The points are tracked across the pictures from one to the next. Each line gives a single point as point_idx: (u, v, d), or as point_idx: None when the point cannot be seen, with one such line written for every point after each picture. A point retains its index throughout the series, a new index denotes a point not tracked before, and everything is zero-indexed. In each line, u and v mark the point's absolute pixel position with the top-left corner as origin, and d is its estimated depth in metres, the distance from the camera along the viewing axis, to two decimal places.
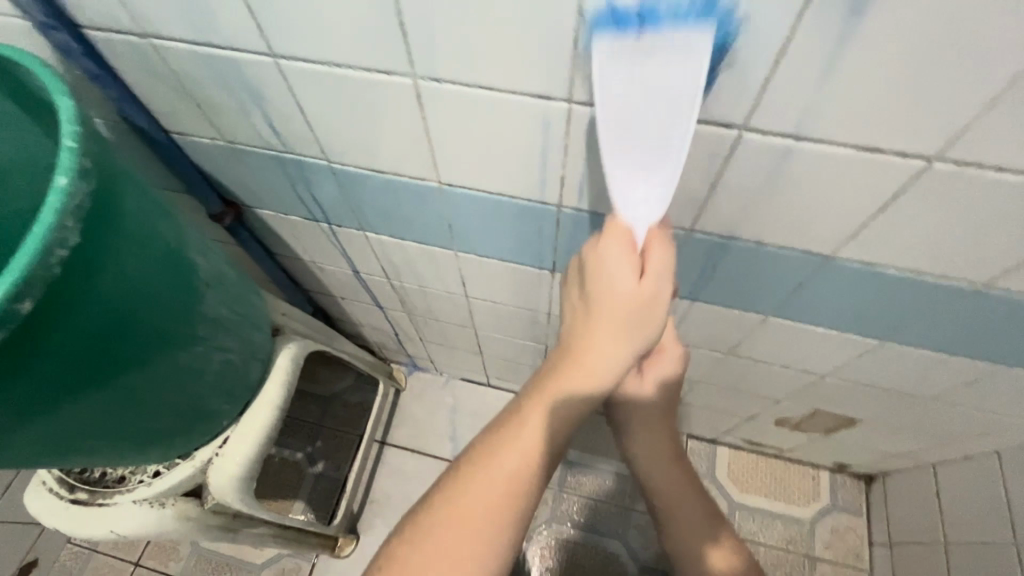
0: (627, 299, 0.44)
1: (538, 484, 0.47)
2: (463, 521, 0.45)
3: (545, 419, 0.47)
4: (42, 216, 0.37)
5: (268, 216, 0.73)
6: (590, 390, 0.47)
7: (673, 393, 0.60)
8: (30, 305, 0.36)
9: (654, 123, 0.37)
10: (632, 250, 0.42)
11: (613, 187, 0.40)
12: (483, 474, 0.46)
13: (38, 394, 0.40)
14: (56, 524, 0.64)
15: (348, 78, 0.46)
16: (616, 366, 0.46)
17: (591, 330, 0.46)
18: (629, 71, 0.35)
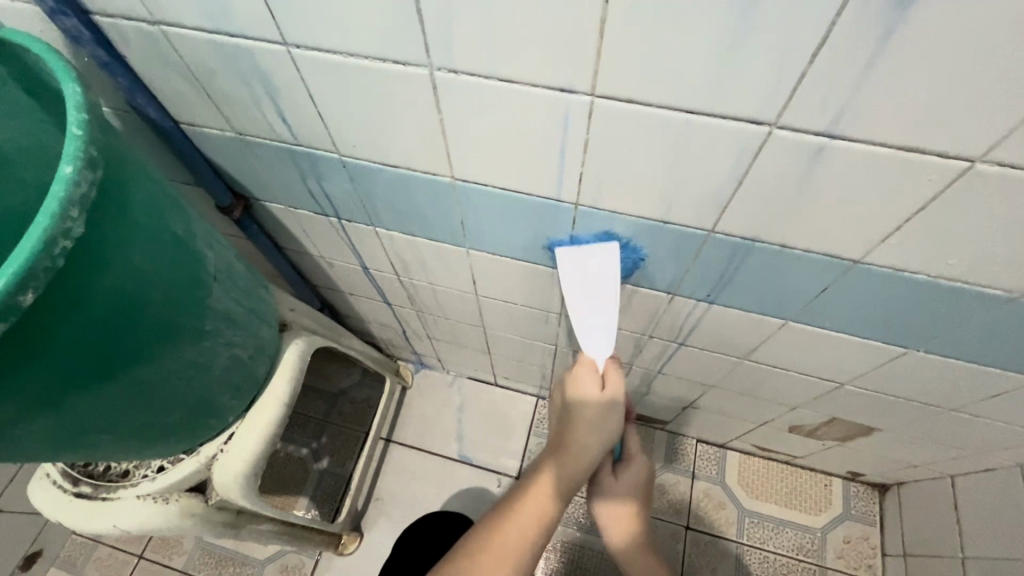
0: (594, 405, 0.59)
1: (533, 549, 0.59)
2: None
3: (537, 499, 0.60)
4: (46, 204, 0.36)
5: (277, 210, 0.72)
6: (575, 475, 0.60)
7: (649, 489, 0.67)
8: (33, 296, 0.34)
9: (597, 294, 0.59)
10: (594, 375, 0.60)
11: (582, 338, 0.61)
12: (489, 543, 0.58)
13: (40, 387, 0.39)
14: (60, 517, 0.63)
15: (362, 69, 0.44)
16: (591, 453, 0.60)
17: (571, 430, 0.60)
18: (575, 267, 0.58)
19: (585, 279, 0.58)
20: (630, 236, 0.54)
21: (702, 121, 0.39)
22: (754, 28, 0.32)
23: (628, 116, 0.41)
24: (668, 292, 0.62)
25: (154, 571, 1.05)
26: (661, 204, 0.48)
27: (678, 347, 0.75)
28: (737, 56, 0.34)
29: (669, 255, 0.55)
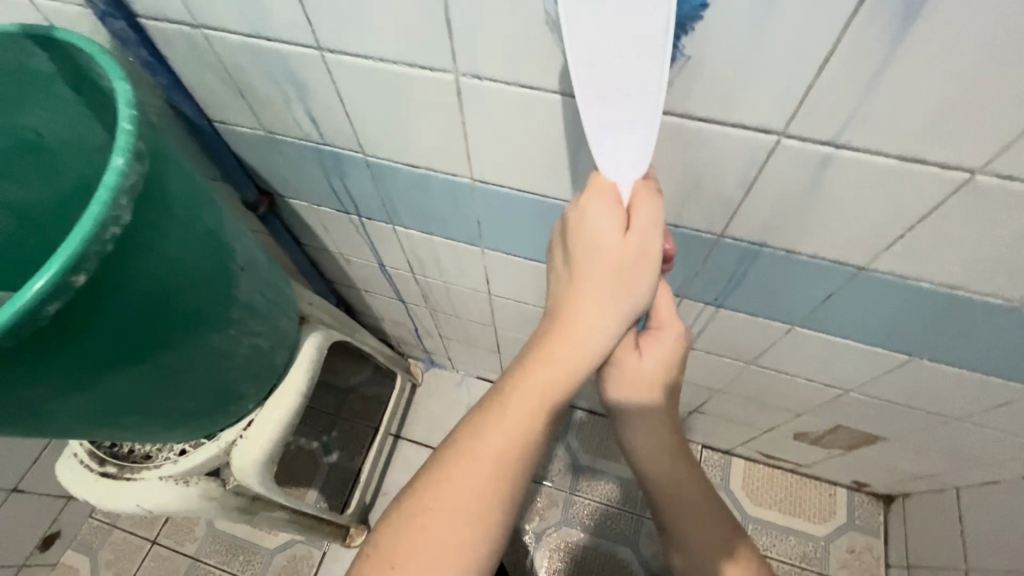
0: (614, 251, 0.40)
1: (526, 463, 0.44)
2: (449, 501, 0.42)
3: (535, 395, 0.43)
4: (99, 193, 0.38)
5: (300, 207, 0.75)
6: (583, 355, 0.43)
7: (681, 369, 0.50)
8: (84, 278, 0.37)
9: (626, 56, 0.34)
10: (618, 204, 0.40)
11: (594, 145, 0.39)
12: (468, 456, 0.43)
13: (85, 367, 0.42)
14: (86, 495, 0.66)
15: (390, 73, 0.47)
16: (603, 337, 0.43)
17: (580, 292, 0.42)
18: (596, 5, 0.32)
19: (610, 19, 0.33)
20: None
21: (714, 129, 0.41)
22: (764, 41, 0.34)
23: None
24: (677, 295, 0.63)
25: (166, 557, 1.07)
26: (672, 207, 0.50)
27: (685, 350, 0.76)
28: (748, 67, 0.36)
29: (680, 257, 0.57)
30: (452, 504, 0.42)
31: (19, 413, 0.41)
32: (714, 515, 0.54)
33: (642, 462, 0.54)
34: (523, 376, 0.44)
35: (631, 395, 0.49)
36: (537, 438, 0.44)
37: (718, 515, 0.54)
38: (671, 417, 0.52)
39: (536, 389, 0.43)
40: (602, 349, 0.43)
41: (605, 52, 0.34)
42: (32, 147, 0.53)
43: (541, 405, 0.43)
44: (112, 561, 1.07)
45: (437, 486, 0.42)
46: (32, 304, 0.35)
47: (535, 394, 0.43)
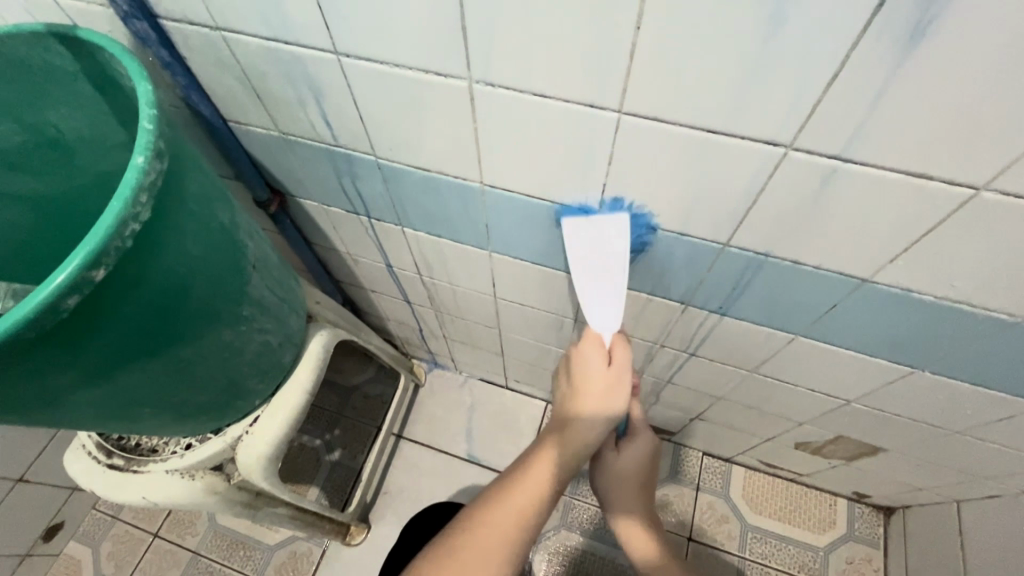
0: (601, 377, 0.57)
1: (531, 531, 0.55)
2: (472, 555, 0.52)
3: (546, 473, 0.56)
4: (120, 190, 0.39)
5: (311, 207, 0.76)
6: (580, 442, 0.57)
7: (652, 464, 0.66)
8: (103, 273, 0.38)
9: (602, 266, 0.56)
10: (603, 354, 0.57)
11: (588, 310, 0.58)
12: (493, 516, 0.54)
13: (99, 360, 0.43)
14: (94, 486, 0.67)
15: (405, 78, 0.48)
16: (601, 425, 0.57)
17: (580, 399, 0.57)
18: (583, 236, 0.56)
19: (592, 247, 0.56)
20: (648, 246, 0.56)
21: (723, 139, 0.41)
22: (774, 56, 0.35)
23: (652, 133, 0.43)
24: (681, 302, 0.64)
25: (167, 550, 1.08)
26: (679, 216, 0.51)
27: (689, 357, 0.76)
28: (758, 82, 0.37)
29: (685, 265, 0.57)
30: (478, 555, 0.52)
31: (33, 403, 0.42)
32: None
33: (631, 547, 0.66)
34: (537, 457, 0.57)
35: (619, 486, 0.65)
36: (546, 504, 0.56)
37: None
38: (648, 507, 0.66)
39: (545, 472, 0.56)
40: (596, 438, 0.57)
41: (590, 262, 0.56)
42: (53, 144, 0.55)
43: (551, 479, 0.55)
44: (114, 553, 1.08)
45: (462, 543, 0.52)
46: (52, 298, 0.36)
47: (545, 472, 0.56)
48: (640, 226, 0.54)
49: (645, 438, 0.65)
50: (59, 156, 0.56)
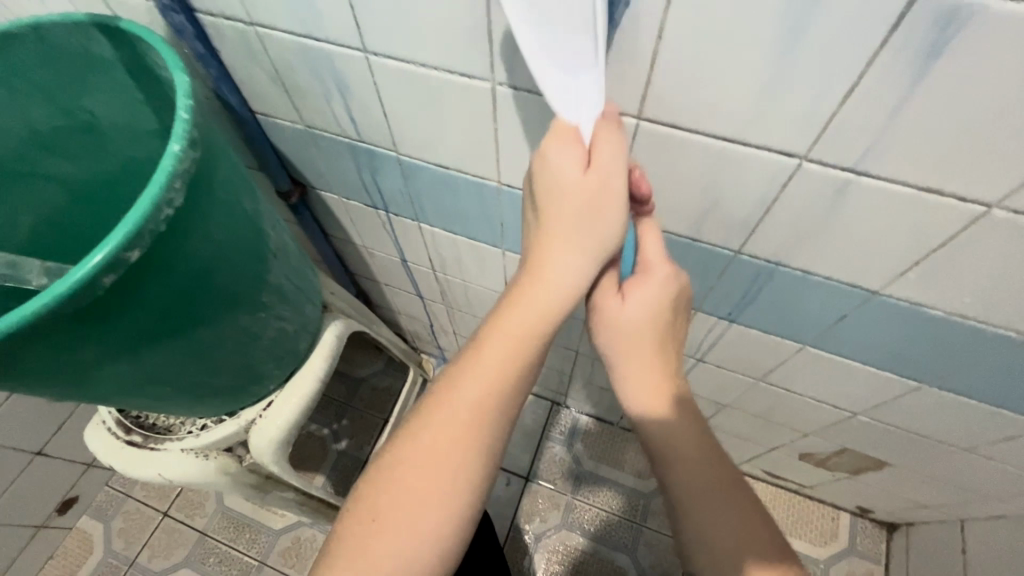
0: (574, 189, 0.40)
1: (500, 411, 0.44)
2: (432, 442, 0.43)
3: (510, 344, 0.44)
4: (156, 175, 0.41)
5: (330, 199, 0.78)
6: (554, 289, 0.43)
7: (670, 316, 0.49)
8: (138, 254, 0.40)
9: (564, 3, 0.33)
10: (579, 159, 0.40)
11: (547, 89, 0.38)
12: (444, 408, 0.43)
13: (128, 336, 0.45)
14: (112, 461, 0.69)
15: (430, 78, 0.49)
16: (582, 269, 0.43)
17: (551, 230, 0.43)
18: None
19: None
20: (661, 250, 0.57)
21: (737, 148, 0.42)
22: (790, 70, 0.36)
23: (669, 140, 0.44)
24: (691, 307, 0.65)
25: (176, 529, 1.11)
26: (692, 222, 0.52)
27: (696, 363, 0.77)
28: (774, 93, 0.38)
29: (696, 270, 0.58)
30: (439, 445, 0.43)
31: (67, 376, 0.44)
32: (724, 490, 0.47)
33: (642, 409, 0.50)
34: (502, 322, 0.44)
35: (624, 339, 0.49)
36: (514, 383, 0.44)
37: (736, 497, 0.46)
38: (664, 343, 0.50)
39: (507, 339, 0.44)
40: (573, 286, 0.44)
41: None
42: (87, 128, 0.57)
43: (519, 360, 0.44)
44: (124, 529, 1.11)
45: (420, 429, 0.43)
46: (90, 275, 0.38)
47: (510, 343, 0.44)
48: None
49: (664, 275, 0.48)
50: (93, 140, 0.59)
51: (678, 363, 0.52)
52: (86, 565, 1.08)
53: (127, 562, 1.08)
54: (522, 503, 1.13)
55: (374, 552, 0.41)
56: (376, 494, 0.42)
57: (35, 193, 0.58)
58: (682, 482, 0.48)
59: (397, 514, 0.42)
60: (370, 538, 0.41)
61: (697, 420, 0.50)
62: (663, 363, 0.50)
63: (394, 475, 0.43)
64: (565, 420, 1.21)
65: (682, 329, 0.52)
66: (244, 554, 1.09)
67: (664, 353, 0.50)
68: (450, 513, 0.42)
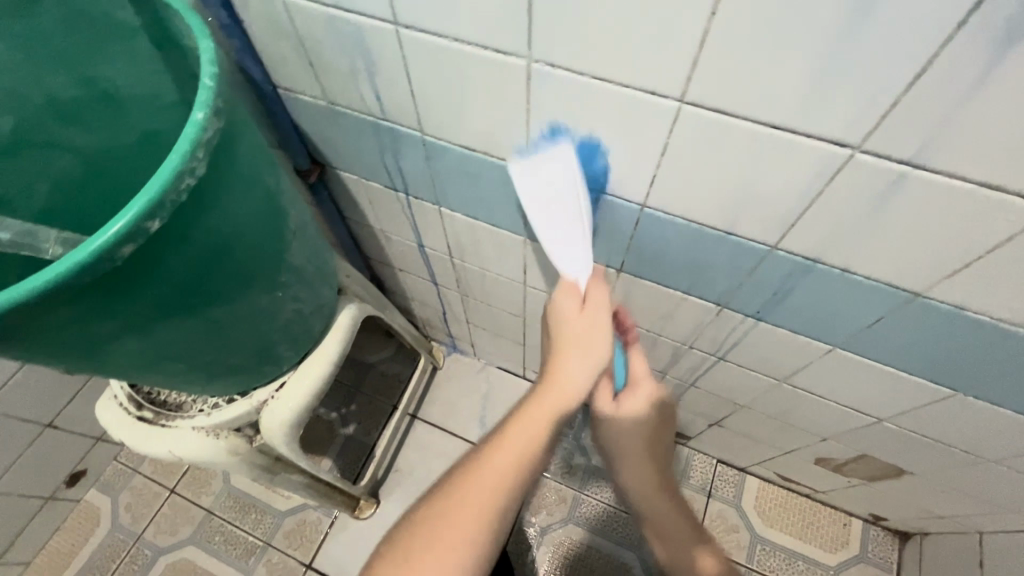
0: (576, 324, 0.56)
1: (517, 487, 0.55)
2: (464, 505, 0.53)
3: (531, 431, 0.56)
4: (178, 143, 0.39)
5: (349, 180, 0.76)
6: (565, 393, 0.56)
7: (650, 413, 0.66)
8: (158, 224, 0.38)
9: (559, 212, 0.52)
10: (576, 295, 0.56)
11: (556, 258, 0.56)
12: (474, 478, 0.54)
13: (142, 309, 0.43)
14: (123, 436, 0.69)
15: (463, 54, 0.47)
16: (586, 374, 0.56)
17: (563, 350, 0.56)
18: (534, 179, 0.51)
19: (544, 181, 0.51)
20: (692, 242, 0.55)
21: (785, 136, 0.40)
22: (854, 52, 0.34)
23: (712, 125, 0.42)
24: (717, 303, 0.63)
25: (182, 507, 1.11)
26: (728, 214, 0.49)
27: (717, 361, 0.75)
28: (833, 77, 0.35)
29: (726, 266, 0.56)
30: (468, 505, 0.53)
31: (75, 347, 0.43)
32: (678, 527, 0.68)
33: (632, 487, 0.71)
34: (526, 414, 0.56)
35: (620, 433, 0.67)
36: (531, 463, 0.56)
37: (688, 527, 0.67)
38: (654, 431, 0.68)
39: (532, 425, 0.56)
40: (579, 389, 0.56)
41: (544, 199, 0.52)
42: (105, 97, 0.56)
43: (535, 444, 0.56)
44: (131, 504, 1.11)
45: (453, 495, 0.53)
46: (109, 245, 0.36)
47: (531, 431, 0.56)
48: (591, 155, 0.50)
49: (647, 387, 0.65)
50: (111, 110, 0.57)
51: (656, 451, 0.69)
52: (93, 538, 1.09)
53: (133, 537, 1.09)
54: (529, 495, 1.12)
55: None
56: (413, 547, 0.51)
57: (52, 161, 0.57)
58: (655, 517, 0.69)
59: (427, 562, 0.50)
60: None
61: (665, 488, 0.69)
62: (639, 440, 0.68)
63: (427, 531, 0.52)
64: (574, 414, 1.20)
65: (663, 426, 0.69)
66: (249, 534, 1.09)
67: (644, 448, 0.68)
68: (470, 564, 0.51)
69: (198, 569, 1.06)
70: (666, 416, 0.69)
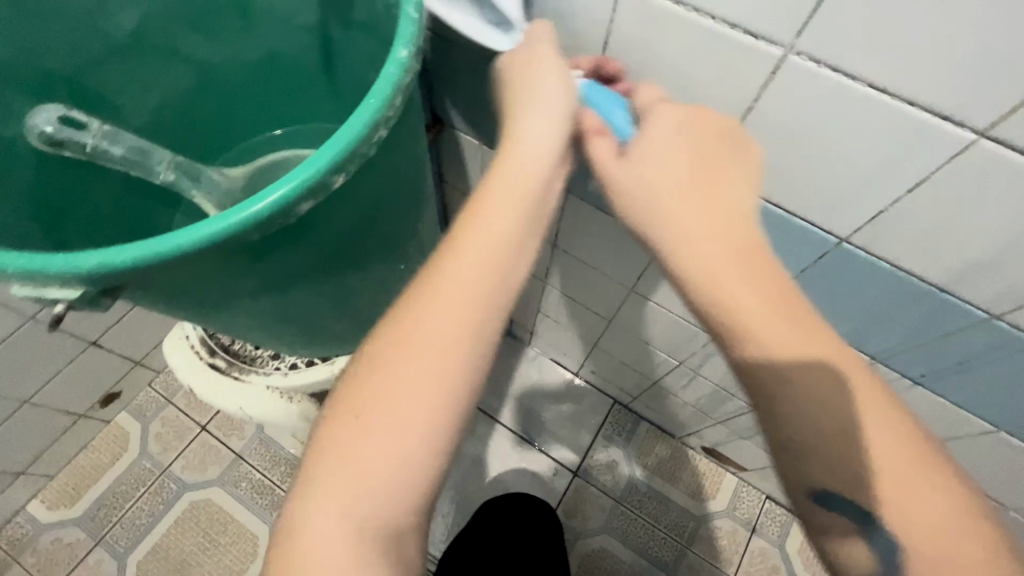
0: (523, 77, 0.42)
1: (479, 336, 0.37)
2: (407, 345, 0.36)
3: (485, 236, 0.38)
4: (380, 85, 0.32)
5: (466, 143, 0.69)
6: (517, 173, 0.40)
7: (718, 180, 0.38)
8: (343, 180, 0.31)
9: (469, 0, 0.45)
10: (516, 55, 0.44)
11: (491, 38, 0.45)
12: (412, 318, 0.37)
13: (289, 269, 0.37)
14: (191, 382, 0.63)
15: (696, 28, 0.39)
16: (553, 138, 0.40)
17: (515, 116, 0.41)
18: None
19: None
20: (884, 289, 0.48)
21: None
22: None
23: (1007, 169, 0.35)
24: (873, 358, 0.56)
25: (212, 446, 1.08)
26: (955, 272, 0.43)
27: None
28: None
29: (916, 321, 0.49)
30: (420, 349, 0.36)
31: (209, 300, 0.37)
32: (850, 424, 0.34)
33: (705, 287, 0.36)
34: (485, 207, 0.39)
35: (639, 197, 0.38)
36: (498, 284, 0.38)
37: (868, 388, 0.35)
38: (727, 204, 0.37)
39: (489, 227, 0.38)
40: (546, 169, 0.40)
41: None
42: (240, 10, 0.49)
43: (490, 261, 0.38)
44: (162, 434, 1.08)
45: (397, 342, 0.36)
46: (290, 197, 0.29)
47: (487, 238, 0.38)
48: None
49: (667, 114, 0.40)
50: (241, 25, 0.50)
51: (753, 239, 0.37)
52: (119, 462, 1.06)
53: (160, 468, 1.06)
54: (566, 496, 1.08)
55: (362, 456, 0.34)
56: (354, 400, 0.36)
57: (165, 71, 0.51)
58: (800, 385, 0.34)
59: (384, 412, 0.35)
60: (351, 443, 0.35)
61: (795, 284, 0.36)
62: (746, 246, 0.36)
63: (368, 382, 0.36)
64: (625, 421, 1.14)
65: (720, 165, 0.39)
66: (276, 486, 1.05)
67: (730, 223, 0.37)
68: (444, 422, 0.36)
69: (221, 512, 1.03)
70: (716, 146, 0.39)
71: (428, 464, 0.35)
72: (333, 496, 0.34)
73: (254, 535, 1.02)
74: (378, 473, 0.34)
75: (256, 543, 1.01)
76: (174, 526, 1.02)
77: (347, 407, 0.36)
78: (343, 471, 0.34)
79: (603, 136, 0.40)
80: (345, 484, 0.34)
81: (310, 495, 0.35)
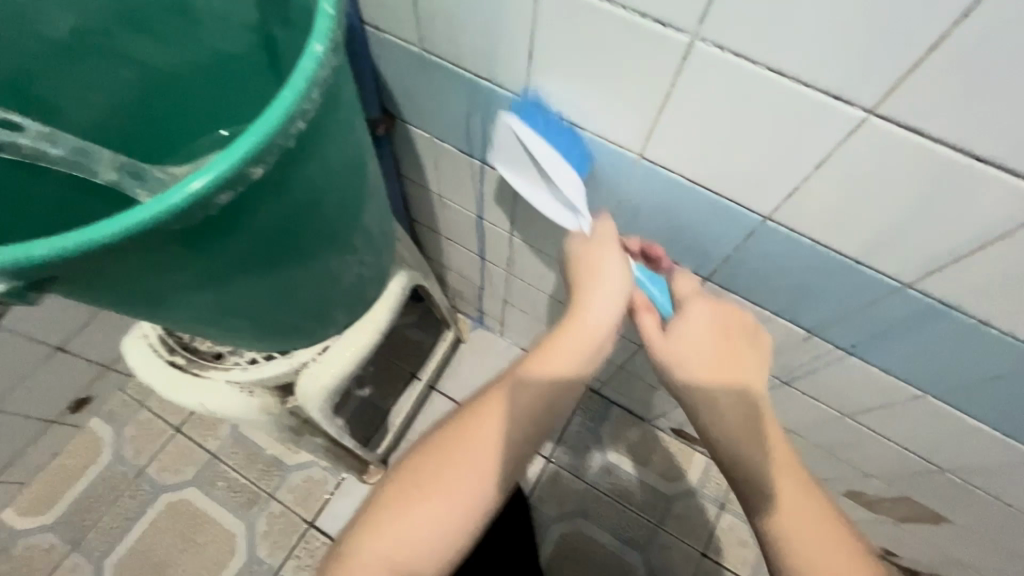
0: (595, 252, 0.53)
1: (520, 457, 0.48)
2: (467, 445, 0.47)
3: (546, 376, 0.49)
4: (295, 79, 0.33)
5: (419, 137, 0.70)
6: (586, 334, 0.50)
7: (727, 350, 0.50)
8: (262, 171, 0.33)
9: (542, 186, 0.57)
10: (584, 235, 0.56)
11: (559, 216, 0.58)
12: (473, 429, 0.48)
13: (222, 260, 0.38)
14: (150, 380, 0.64)
15: (612, 16, 0.41)
16: (615, 305, 0.51)
17: (583, 284, 0.53)
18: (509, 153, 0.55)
19: (517, 160, 0.55)
20: (810, 264, 0.50)
21: (981, 169, 0.36)
22: None
23: (900, 143, 0.37)
24: (809, 330, 0.58)
25: (187, 447, 1.08)
26: (869, 244, 0.46)
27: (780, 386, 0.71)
28: None
29: (841, 293, 0.51)
30: (473, 452, 0.47)
31: (144, 293, 0.38)
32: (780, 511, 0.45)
33: (716, 432, 0.48)
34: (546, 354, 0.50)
35: (671, 363, 0.50)
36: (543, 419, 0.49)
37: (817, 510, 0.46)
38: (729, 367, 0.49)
39: (549, 368, 0.49)
40: (603, 327, 0.51)
41: (525, 169, 0.56)
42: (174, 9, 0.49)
43: (541, 400, 0.49)
44: (135, 437, 1.08)
45: (459, 444, 0.47)
46: (207, 188, 0.31)
47: (544, 376, 0.49)
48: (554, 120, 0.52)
49: (702, 306, 0.51)
50: (176, 23, 0.50)
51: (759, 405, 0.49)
52: (93, 467, 1.06)
53: (135, 471, 1.06)
54: (540, 481, 1.10)
55: (412, 516, 0.45)
56: (415, 476, 0.47)
57: (105, 73, 0.51)
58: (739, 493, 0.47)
59: (434, 491, 0.46)
60: (408, 507, 0.45)
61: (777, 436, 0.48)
62: (740, 403, 0.48)
63: (428, 467, 0.47)
64: (597, 407, 1.17)
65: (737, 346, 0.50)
66: (253, 484, 1.06)
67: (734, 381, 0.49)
68: (476, 505, 0.46)
69: (198, 512, 1.03)
70: (738, 331, 0.51)
71: (459, 534, 0.45)
72: (380, 542, 0.44)
73: (232, 533, 1.03)
74: (417, 536, 0.44)
75: (234, 541, 1.02)
76: (150, 528, 1.02)
77: (410, 480, 0.46)
78: (394, 525, 0.45)
79: (649, 312, 0.52)
80: (392, 534, 0.44)
81: (363, 536, 0.45)
